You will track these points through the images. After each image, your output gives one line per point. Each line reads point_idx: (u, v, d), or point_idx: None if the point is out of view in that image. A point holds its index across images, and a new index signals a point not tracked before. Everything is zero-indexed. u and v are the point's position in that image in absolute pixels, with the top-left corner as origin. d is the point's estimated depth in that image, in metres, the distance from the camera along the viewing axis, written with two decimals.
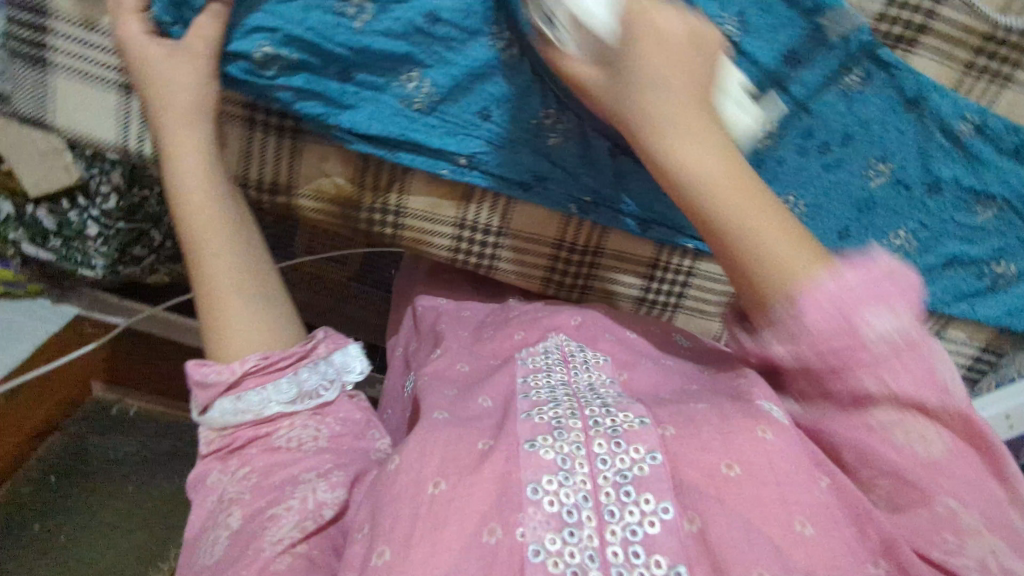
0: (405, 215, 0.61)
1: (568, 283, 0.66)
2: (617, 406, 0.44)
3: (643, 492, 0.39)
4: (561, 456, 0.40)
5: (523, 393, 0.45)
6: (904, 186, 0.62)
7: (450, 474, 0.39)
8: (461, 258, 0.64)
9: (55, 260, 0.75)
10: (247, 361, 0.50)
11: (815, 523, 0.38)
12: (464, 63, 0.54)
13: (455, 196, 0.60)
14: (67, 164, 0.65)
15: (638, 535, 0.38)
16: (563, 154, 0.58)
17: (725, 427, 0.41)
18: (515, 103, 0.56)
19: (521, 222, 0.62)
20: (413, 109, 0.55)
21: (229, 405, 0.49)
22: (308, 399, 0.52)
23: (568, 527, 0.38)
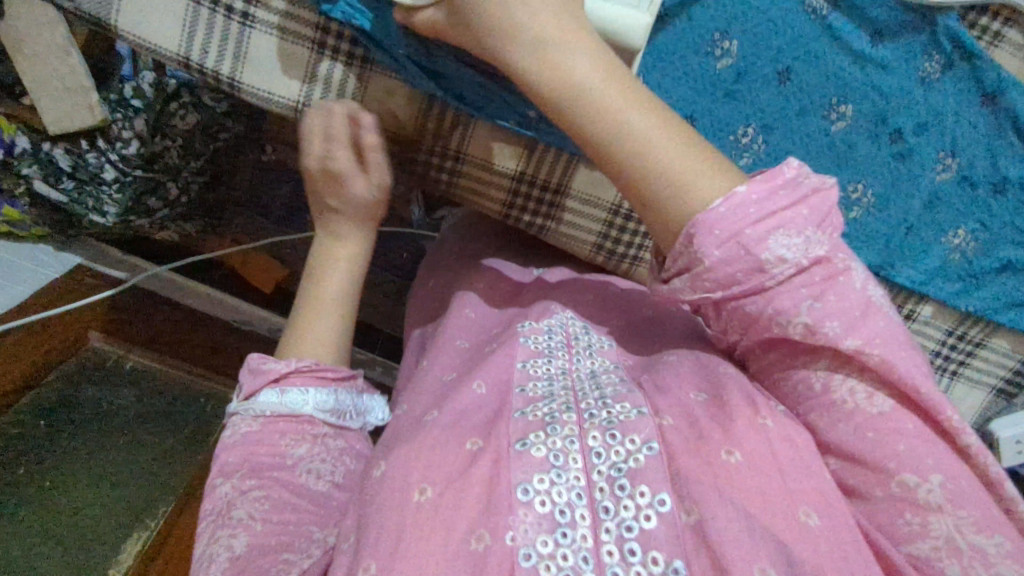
0: (464, 161, 0.60)
1: (618, 252, 0.64)
2: (613, 397, 0.43)
3: (639, 485, 0.37)
4: (553, 452, 0.39)
5: (519, 385, 0.45)
6: (971, 186, 0.61)
7: (436, 481, 0.38)
8: (514, 215, 0.62)
9: (66, 203, 0.76)
10: (302, 360, 0.51)
11: (820, 514, 0.36)
12: None
13: (518, 149, 0.59)
14: (91, 106, 0.68)
15: (634, 531, 0.36)
16: None
17: (728, 418, 0.40)
18: None
19: (582, 180, 0.60)
20: None
21: (273, 396, 0.49)
22: (338, 418, 0.52)
23: (560, 527, 0.37)
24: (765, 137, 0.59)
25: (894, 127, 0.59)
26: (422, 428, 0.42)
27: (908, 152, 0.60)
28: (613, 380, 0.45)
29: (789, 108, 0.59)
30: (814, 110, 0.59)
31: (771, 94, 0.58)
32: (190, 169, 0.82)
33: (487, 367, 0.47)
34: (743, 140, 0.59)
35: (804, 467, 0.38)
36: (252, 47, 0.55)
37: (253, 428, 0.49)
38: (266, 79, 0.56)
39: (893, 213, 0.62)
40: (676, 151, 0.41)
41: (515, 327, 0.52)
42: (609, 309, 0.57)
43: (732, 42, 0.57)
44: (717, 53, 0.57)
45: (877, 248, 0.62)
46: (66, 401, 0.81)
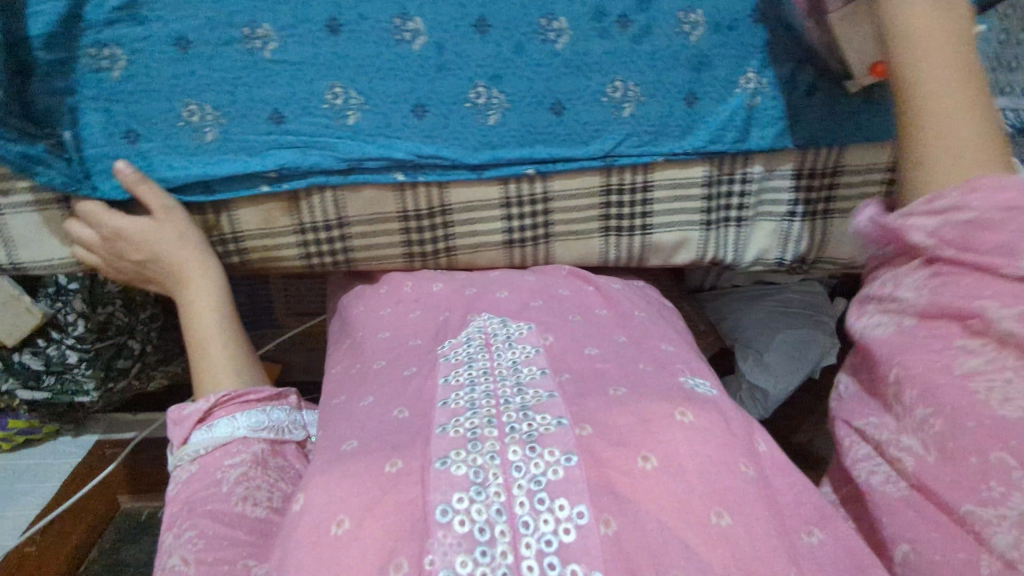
0: (244, 238, 0.60)
1: (430, 251, 0.62)
2: (534, 408, 0.42)
3: (557, 498, 0.37)
4: (473, 470, 0.38)
5: (441, 400, 0.44)
6: (728, 28, 0.56)
7: (354, 510, 0.37)
8: (317, 261, 0.61)
9: (52, 396, 0.78)
10: (219, 393, 0.55)
11: (732, 513, 0.36)
12: (227, 75, 0.53)
13: (282, 204, 0.58)
14: (28, 306, 0.68)
15: (553, 545, 0.36)
16: (369, 129, 0.55)
17: (645, 415, 0.41)
18: (301, 99, 0.54)
19: (357, 207, 0.58)
20: (205, 141, 0.54)
21: (202, 434, 0.53)
22: (275, 433, 0.55)
23: (480, 546, 0.36)
24: (500, 87, 0.55)
25: (618, 15, 0.55)
26: (340, 459, 0.41)
27: (640, 31, 0.55)
28: (535, 377, 0.45)
29: (504, 53, 0.55)
30: (530, 40, 0.55)
31: (481, 46, 0.54)
32: (145, 322, 0.79)
33: (407, 394, 0.46)
34: (479, 101, 0.55)
35: (721, 459, 0.38)
36: (13, 229, 0.57)
37: (194, 469, 0.52)
38: (40, 253, 0.59)
39: (669, 83, 0.56)
40: (976, 146, 0.43)
41: (436, 348, 0.51)
42: (525, 300, 0.56)
43: (415, 21, 0.54)
44: (408, 37, 0.54)
45: (665, 127, 0.57)
46: (113, 550, 0.83)
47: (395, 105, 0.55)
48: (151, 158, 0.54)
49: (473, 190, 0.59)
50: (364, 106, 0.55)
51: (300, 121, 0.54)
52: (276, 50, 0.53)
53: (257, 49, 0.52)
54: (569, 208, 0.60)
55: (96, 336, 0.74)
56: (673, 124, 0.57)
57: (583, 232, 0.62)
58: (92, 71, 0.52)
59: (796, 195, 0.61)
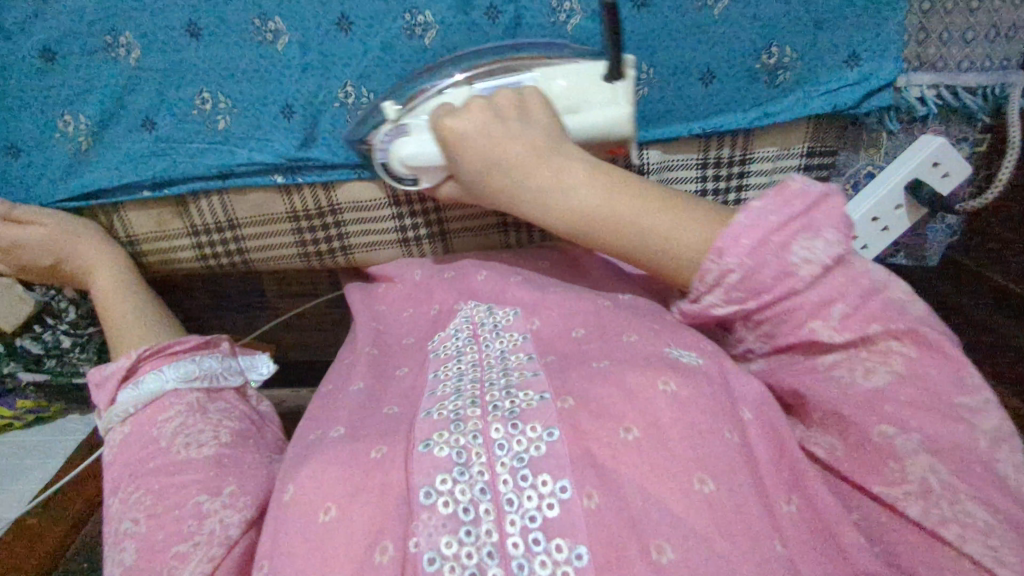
0: (140, 242, 0.64)
1: (326, 250, 0.64)
2: (517, 384, 0.43)
3: (540, 474, 0.37)
4: (456, 450, 0.39)
5: (429, 391, 0.44)
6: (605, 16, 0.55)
7: (340, 497, 0.38)
8: (215, 262, 0.65)
9: (52, 380, 0.72)
10: (141, 348, 0.51)
11: (716, 477, 0.36)
12: (101, 89, 0.57)
13: (172, 208, 0.62)
14: (21, 295, 0.66)
15: (537, 521, 0.36)
16: (240, 131, 0.58)
17: (626, 384, 0.40)
18: (167, 104, 0.57)
19: (248, 210, 0.62)
20: (83, 148, 0.59)
21: (129, 390, 0.49)
22: (210, 381, 0.52)
23: (464, 526, 0.36)
24: (366, 86, 0.57)
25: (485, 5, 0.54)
26: (328, 444, 0.41)
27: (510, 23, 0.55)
28: (523, 361, 0.45)
29: (371, 52, 0.55)
30: (395, 37, 0.55)
31: (341, 44, 0.55)
32: None
33: (400, 390, 0.47)
34: (349, 101, 0.57)
35: (701, 430, 0.38)
36: None
37: (124, 432, 0.48)
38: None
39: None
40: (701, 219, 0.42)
41: (427, 343, 0.51)
42: (503, 276, 0.56)
43: (275, 21, 0.55)
44: (269, 37, 0.55)
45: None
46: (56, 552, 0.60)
47: (261, 108, 0.57)
48: (34, 168, 0.60)
49: (355, 188, 0.61)
50: (232, 111, 0.58)
51: (170, 125, 0.58)
52: (140, 59, 0.56)
53: (121, 58, 0.56)
54: (463, 214, 0.62)
55: (90, 322, 0.71)
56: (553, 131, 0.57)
57: (481, 229, 0.64)
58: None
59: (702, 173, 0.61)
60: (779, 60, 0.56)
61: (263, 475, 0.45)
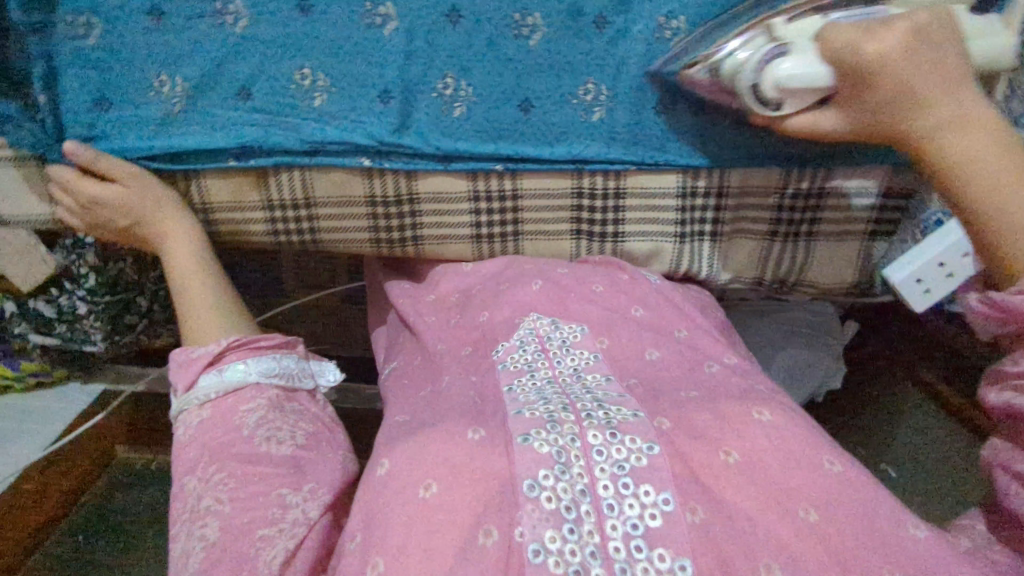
0: (213, 210, 0.61)
1: (395, 240, 0.62)
2: (609, 401, 0.43)
3: (642, 484, 0.37)
4: (556, 449, 0.39)
5: (510, 398, 0.44)
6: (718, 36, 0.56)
7: (441, 476, 0.37)
8: (284, 239, 0.62)
9: (60, 343, 0.72)
10: (231, 337, 0.51)
11: (820, 508, 0.36)
12: (200, 49, 0.56)
13: (251, 179, 0.60)
14: (44, 256, 0.65)
15: (640, 529, 0.36)
16: (335, 110, 0.57)
17: (720, 413, 0.42)
18: (268, 72, 0.56)
19: (326, 188, 0.60)
20: (176, 110, 0.57)
21: (212, 376, 0.49)
22: (288, 380, 0.52)
23: (568, 523, 0.36)
24: (468, 80, 0.56)
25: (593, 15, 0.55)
26: (419, 431, 0.41)
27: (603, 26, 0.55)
28: (602, 382, 0.46)
29: (479, 46, 0.56)
30: (502, 35, 0.55)
31: (453, 36, 0.55)
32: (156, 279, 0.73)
33: (480, 387, 0.46)
34: (447, 92, 0.57)
35: (802, 464, 0.38)
36: None
37: (203, 418, 0.47)
38: (19, 208, 0.61)
39: (637, 92, 0.57)
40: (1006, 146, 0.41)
41: (489, 355, 0.50)
42: (565, 291, 0.55)
43: (385, 4, 0.55)
44: (377, 21, 0.55)
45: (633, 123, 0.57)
46: (99, 514, 0.76)
47: (360, 91, 0.56)
48: (124, 124, 0.57)
49: (438, 181, 0.59)
50: (328, 90, 0.56)
51: (266, 96, 0.57)
52: (244, 28, 0.55)
53: (226, 25, 0.55)
54: (539, 208, 0.60)
55: (107, 291, 0.69)
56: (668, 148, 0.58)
57: (552, 228, 0.61)
58: (69, 39, 0.56)
59: (776, 220, 0.61)
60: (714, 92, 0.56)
61: (336, 473, 0.47)
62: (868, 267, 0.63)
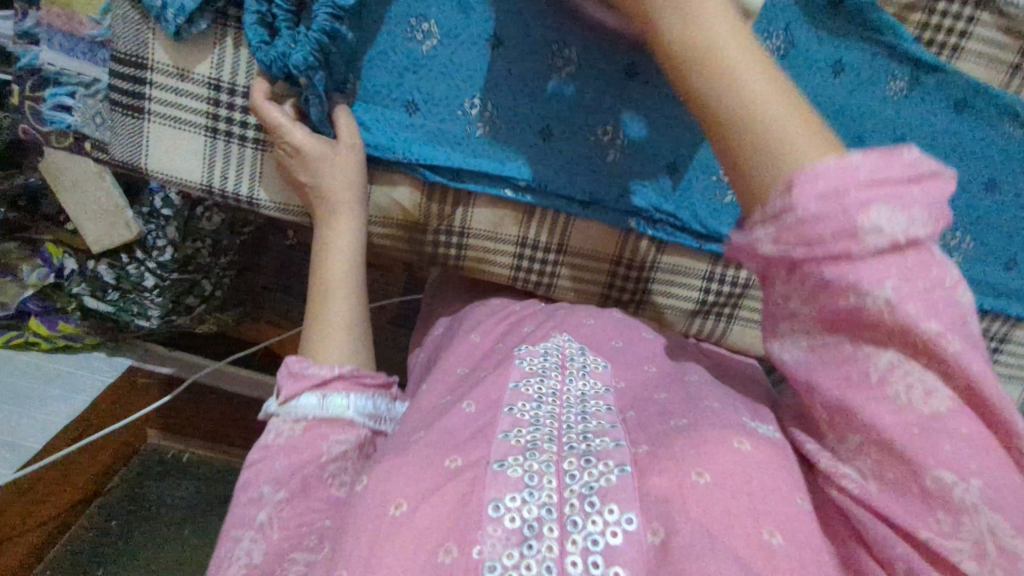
0: (468, 237, 0.65)
1: (625, 297, 0.68)
2: (595, 431, 0.43)
3: (608, 502, 0.37)
4: (529, 473, 0.39)
5: (507, 404, 0.45)
6: (966, 181, 0.63)
7: (412, 496, 0.39)
8: (521, 277, 0.67)
9: (114, 312, 0.83)
10: (345, 366, 0.53)
11: (785, 535, 0.35)
12: (523, 85, 0.60)
13: (517, 216, 0.64)
14: (128, 221, 0.77)
15: (599, 545, 0.36)
16: (625, 168, 0.62)
17: (702, 440, 0.40)
18: (570, 114, 0.61)
19: (579, 241, 0.65)
20: (477, 132, 0.61)
21: (312, 398, 0.51)
22: (376, 422, 0.54)
23: (527, 540, 0.36)
24: None
25: (875, 145, 0.61)
26: (406, 448, 0.43)
27: (930, 94, 0.60)
28: (601, 410, 0.45)
29: None
30: None
31: None
32: (221, 265, 0.85)
33: (478, 389, 0.47)
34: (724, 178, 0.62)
35: (769, 494, 0.37)
36: (263, 164, 0.63)
37: (293, 432, 0.50)
38: (281, 197, 0.64)
39: None
40: (798, 109, 0.38)
41: (512, 351, 0.52)
42: (604, 338, 0.57)
43: (890, 36, 0.59)
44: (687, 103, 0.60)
45: None
46: (134, 498, 0.87)
47: (653, 157, 0.61)
48: (437, 106, 0.61)
49: (682, 257, 0.65)
50: (626, 150, 0.61)
51: (568, 143, 0.61)
52: (569, 75, 0.60)
53: (555, 68, 0.59)
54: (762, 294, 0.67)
55: (178, 268, 0.81)
56: None
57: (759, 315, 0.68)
58: (405, 40, 0.59)
59: (611, 283, 0.68)
60: (950, 174, 0.62)
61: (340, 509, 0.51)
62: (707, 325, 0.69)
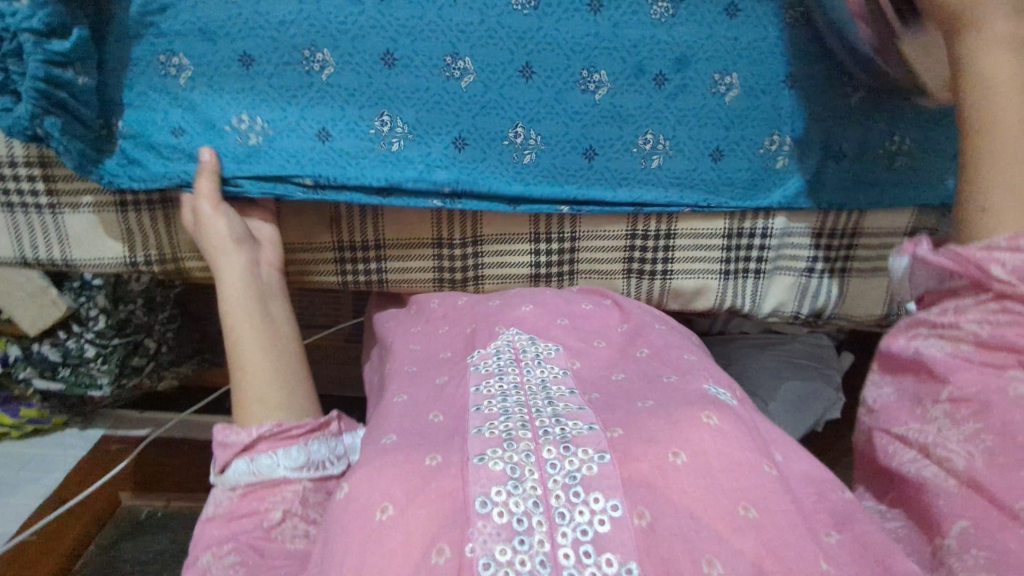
0: (282, 250, 0.66)
1: (459, 278, 0.68)
2: (566, 414, 0.44)
3: (592, 492, 0.38)
4: (510, 466, 0.40)
5: (474, 405, 0.45)
6: (760, 92, 0.62)
7: (396, 498, 0.39)
8: (350, 278, 0.68)
9: (65, 389, 0.79)
10: (264, 426, 0.50)
11: (759, 507, 0.37)
12: (285, 96, 0.59)
13: (325, 221, 0.65)
14: (55, 300, 0.70)
15: (589, 534, 0.37)
16: (412, 151, 0.61)
17: (672, 418, 0.42)
18: (343, 119, 0.60)
19: (393, 230, 0.66)
20: (250, 143, 0.60)
21: (243, 465, 0.49)
22: (316, 469, 0.51)
23: (518, 536, 0.37)
24: (535, 130, 0.61)
25: (652, 72, 0.61)
26: (381, 452, 0.43)
27: (616, 17, 0.60)
28: (565, 394, 0.47)
29: (545, 99, 0.61)
30: (570, 90, 0.61)
31: (523, 90, 0.60)
32: (160, 321, 0.83)
33: (442, 398, 0.48)
34: (518, 141, 0.61)
35: (735, 467, 0.39)
36: (69, 228, 0.63)
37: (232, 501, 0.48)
38: (92, 252, 0.64)
39: (693, 144, 0.63)
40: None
41: (466, 358, 0.52)
42: (551, 315, 0.58)
43: (324, 53, 0.58)
44: (457, 74, 0.59)
45: (623, 130, 0.62)
46: (110, 565, 0.79)
47: (435, 137, 0.61)
48: (201, 112, 0.59)
49: (501, 223, 0.66)
50: (408, 135, 0.60)
51: (344, 138, 0.60)
52: (331, 75, 0.59)
53: (314, 71, 0.59)
54: (595, 241, 0.67)
55: (117, 332, 0.78)
56: (694, 197, 0.64)
57: (603, 266, 0.68)
58: (157, 75, 0.58)
59: (440, 266, 0.67)
60: (741, 83, 0.61)
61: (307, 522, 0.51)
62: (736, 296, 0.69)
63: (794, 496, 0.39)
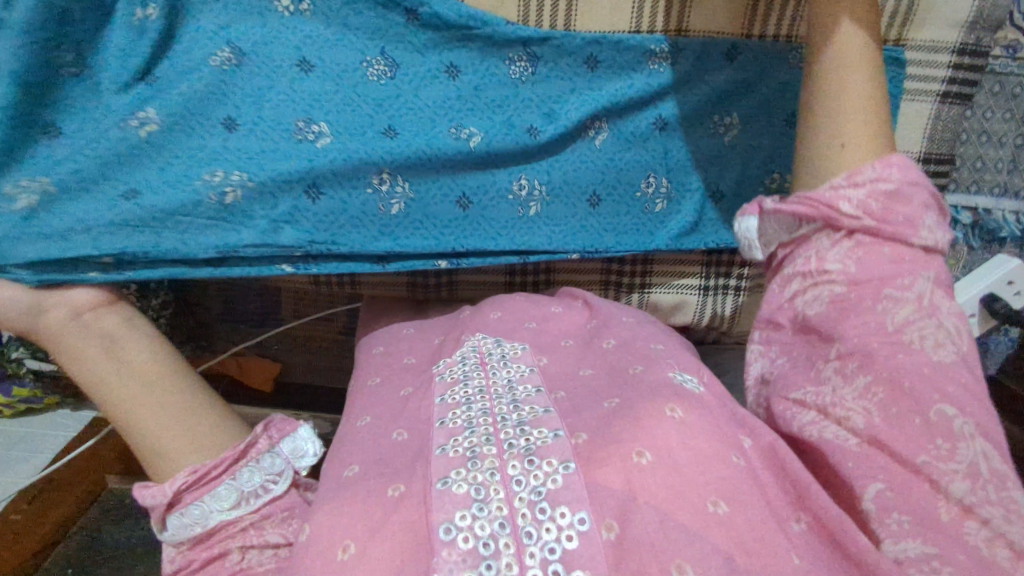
0: None
1: (432, 284, 0.71)
2: (530, 423, 0.42)
3: (558, 506, 0.37)
4: (474, 487, 0.39)
5: (438, 419, 0.44)
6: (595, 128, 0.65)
7: (359, 535, 0.38)
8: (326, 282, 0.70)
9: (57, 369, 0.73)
10: (178, 479, 0.46)
11: (728, 501, 0.36)
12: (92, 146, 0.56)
13: None
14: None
15: (557, 552, 0.36)
16: (240, 208, 0.59)
17: (636, 413, 0.41)
18: (172, 180, 0.58)
19: None
20: (25, 210, 0.54)
21: (174, 522, 0.45)
22: (251, 499, 0.47)
23: (485, 560, 0.36)
24: (386, 181, 0.62)
25: (479, 108, 0.64)
26: (344, 486, 0.42)
27: (413, 78, 0.63)
28: (530, 394, 0.45)
29: (351, 150, 0.61)
30: (376, 140, 0.61)
31: (356, 127, 0.61)
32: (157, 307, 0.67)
33: (404, 412, 0.47)
34: (375, 191, 0.62)
35: (702, 460, 0.38)
36: None
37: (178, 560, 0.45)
38: None
39: (510, 189, 0.65)
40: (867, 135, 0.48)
41: (431, 369, 0.51)
42: (517, 319, 0.57)
43: (146, 111, 0.58)
44: (306, 135, 0.60)
45: (453, 184, 0.64)
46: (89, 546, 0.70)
47: (280, 189, 0.60)
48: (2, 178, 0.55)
49: None
50: (246, 188, 0.59)
51: (160, 199, 0.57)
52: (152, 133, 0.58)
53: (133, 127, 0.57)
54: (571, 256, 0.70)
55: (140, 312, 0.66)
56: (538, 240, 0.66)
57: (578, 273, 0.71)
58: None
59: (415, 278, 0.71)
60: (568, 118, 0.64)
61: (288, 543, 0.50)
62: (704, 310, 0.72)
63: (760, 488, 0.38)
